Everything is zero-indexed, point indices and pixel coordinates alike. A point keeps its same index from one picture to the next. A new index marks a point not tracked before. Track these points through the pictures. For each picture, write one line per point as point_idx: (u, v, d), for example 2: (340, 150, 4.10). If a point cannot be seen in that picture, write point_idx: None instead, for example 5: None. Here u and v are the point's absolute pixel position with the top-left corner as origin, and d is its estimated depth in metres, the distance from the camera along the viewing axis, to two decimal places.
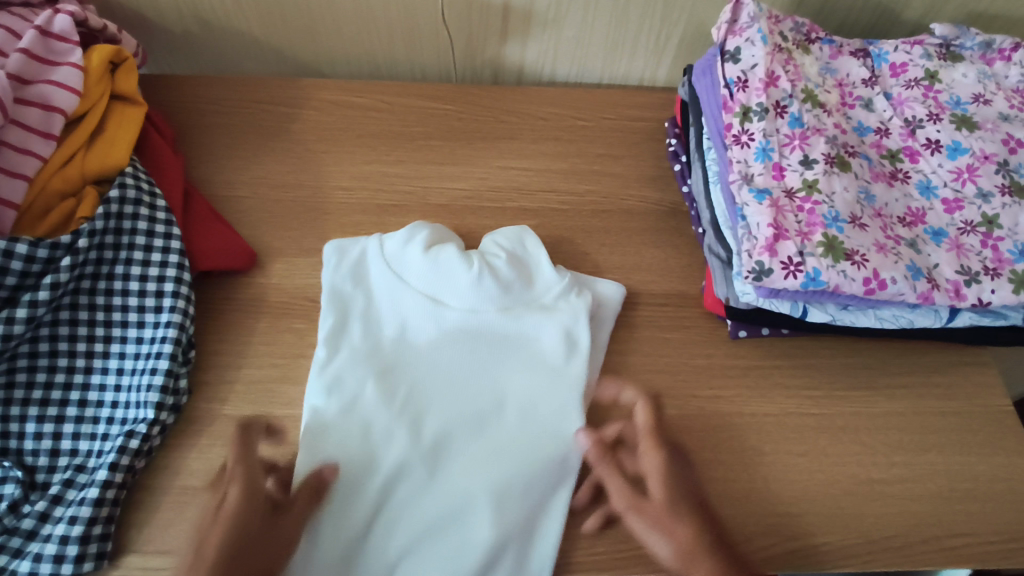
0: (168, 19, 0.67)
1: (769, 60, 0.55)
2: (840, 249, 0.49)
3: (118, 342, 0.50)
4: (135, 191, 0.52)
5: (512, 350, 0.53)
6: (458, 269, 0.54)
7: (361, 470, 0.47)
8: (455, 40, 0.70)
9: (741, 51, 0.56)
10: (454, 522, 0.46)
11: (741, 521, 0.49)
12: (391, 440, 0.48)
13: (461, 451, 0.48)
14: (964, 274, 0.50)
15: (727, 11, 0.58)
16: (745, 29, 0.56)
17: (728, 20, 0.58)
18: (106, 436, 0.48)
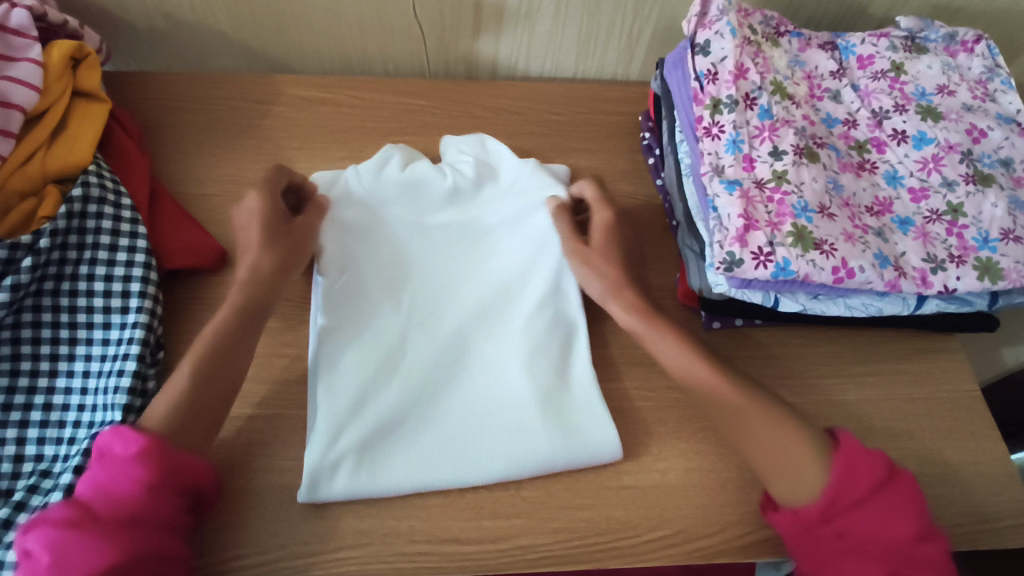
0: (132, 15, 0.66)
1: (737, 53, 0.55)
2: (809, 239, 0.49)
3: (83, 344, 0.49)
4: (99, 190, 0.51)
5: (495, 308, 0.56)
6: (435, 185, 0.59)
7: (364, 414, 0.50)
8: (428, 36, 0.70)
9: (710, 43, 0.56)
10: (487, 402, 0.52)
11: (719, 509, 0.50)
12: (389, 385, 0.51)
13: (459, 409, 0.51)
14: (929, 261, 0.51)
15: (698, 3, 0.58)
16: (714, 20, 0.57)
17: (698, 13, 0.57)
18: (73, 440, 0.47)
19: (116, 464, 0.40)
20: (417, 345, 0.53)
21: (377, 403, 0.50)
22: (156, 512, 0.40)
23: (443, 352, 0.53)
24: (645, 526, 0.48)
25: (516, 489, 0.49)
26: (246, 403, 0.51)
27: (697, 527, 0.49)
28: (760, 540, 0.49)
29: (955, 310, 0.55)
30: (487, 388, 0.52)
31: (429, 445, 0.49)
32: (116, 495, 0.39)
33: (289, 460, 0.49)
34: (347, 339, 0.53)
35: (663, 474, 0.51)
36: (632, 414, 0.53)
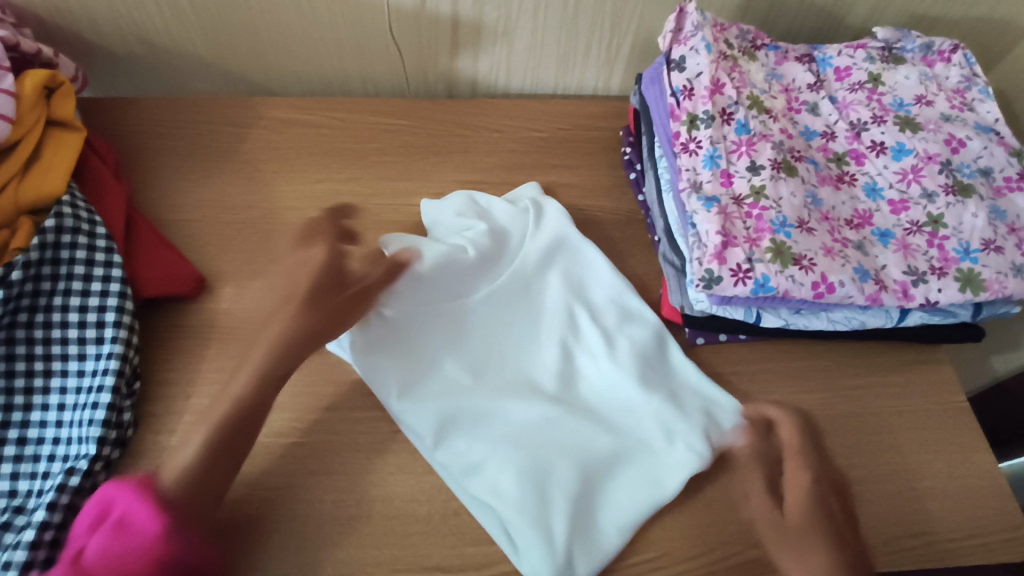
0: (109, 41, 0.66)
1: (713, 68, 0.55)
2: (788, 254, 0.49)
3: (58, 377, 0.48)
4: (73, 220, 0.51)
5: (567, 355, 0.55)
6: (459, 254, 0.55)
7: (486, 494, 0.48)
8: (406, 55, 0.70)
9: (686, 59, 0.56)
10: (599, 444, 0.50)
11: (705, 530, 0.49)
12: (494, 458, 0.49)
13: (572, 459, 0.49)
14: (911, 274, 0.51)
15: (672, 19, 0.58)
16: (689, 36, 0.57)
17: (673, 29, 0.58)
18: (47, 475, 0.46)
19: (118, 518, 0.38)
20: (505, 408, 0.51)
21: (493, 477, 0.48)
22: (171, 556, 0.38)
23: (519, 411, 0.51)
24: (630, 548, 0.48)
25: None
26: None
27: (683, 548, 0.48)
28: (748, 560, 0.48)
29: (939, 321, 0.54)
30: (581, 437, 0.50)
31: (616, 497, 0.49)
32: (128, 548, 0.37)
33: (269, 489, 0.48)
34: (434, 423, 0.50)
35: None
36: None
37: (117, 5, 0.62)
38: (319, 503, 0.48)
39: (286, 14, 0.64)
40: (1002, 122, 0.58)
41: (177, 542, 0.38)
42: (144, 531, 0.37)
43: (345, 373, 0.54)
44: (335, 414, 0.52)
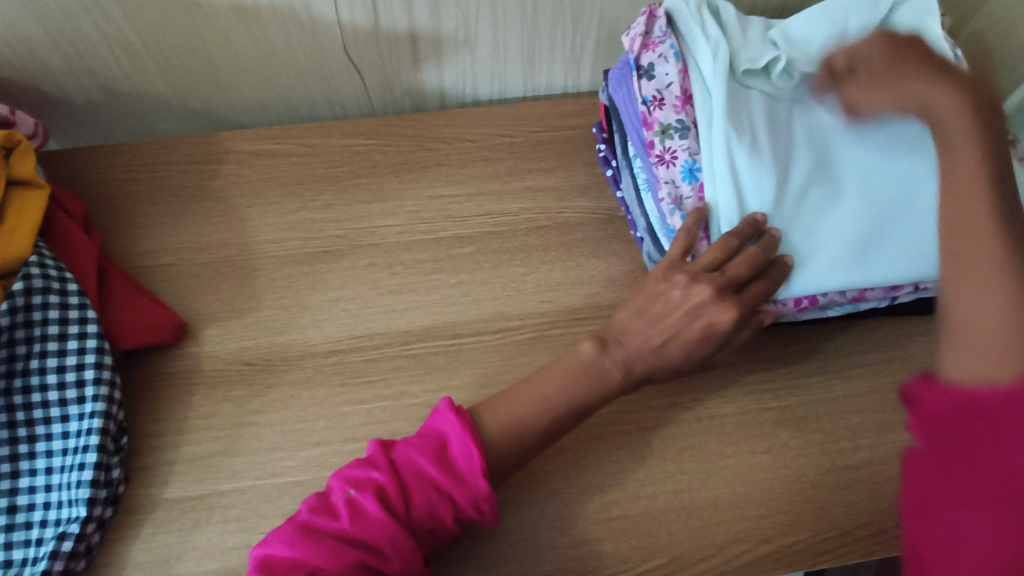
0: (68, 91, 0.65)
1: (683, 76, 0.54)
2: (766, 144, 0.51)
3: (43, 441, 0.48)
4: (42, 279, 0.49)
5: None
6: None
7: None
8: (367, 75, 0.69)
9: (654, 66, 0.55)
10: None
11: (713, 530, 0.48)
12: None
13: None
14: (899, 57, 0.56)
15: (640, 23, 0.57)
16: (656, 42, 0.56)
17: (642, 32, 0.56)
18: (41, 540, 0.45)
19: (321, 532, 0.39)
20: None
21: None
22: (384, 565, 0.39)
23: None
24: (639, 556, 0.47)
25: (502, 535, 0.48)
26: (216, 477, 0.49)
27: (692, 551, 0.47)
28: (761, 556, 0.47)
29: (936, 294, 0.54)
30: None
31: None
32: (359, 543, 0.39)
33: (264, 533, 0.47)
34: None
35: (653, 496, 0.49)
36: (616, 440, 0.52)
37: (70, 54, 0.61)
38: None
39: (241, 43, 0.63)
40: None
41: (391, 551, 0.39)
42: (364, 526, 0.39)
43: (334, 407, 0.52)
44: (328, 448, 0.51)
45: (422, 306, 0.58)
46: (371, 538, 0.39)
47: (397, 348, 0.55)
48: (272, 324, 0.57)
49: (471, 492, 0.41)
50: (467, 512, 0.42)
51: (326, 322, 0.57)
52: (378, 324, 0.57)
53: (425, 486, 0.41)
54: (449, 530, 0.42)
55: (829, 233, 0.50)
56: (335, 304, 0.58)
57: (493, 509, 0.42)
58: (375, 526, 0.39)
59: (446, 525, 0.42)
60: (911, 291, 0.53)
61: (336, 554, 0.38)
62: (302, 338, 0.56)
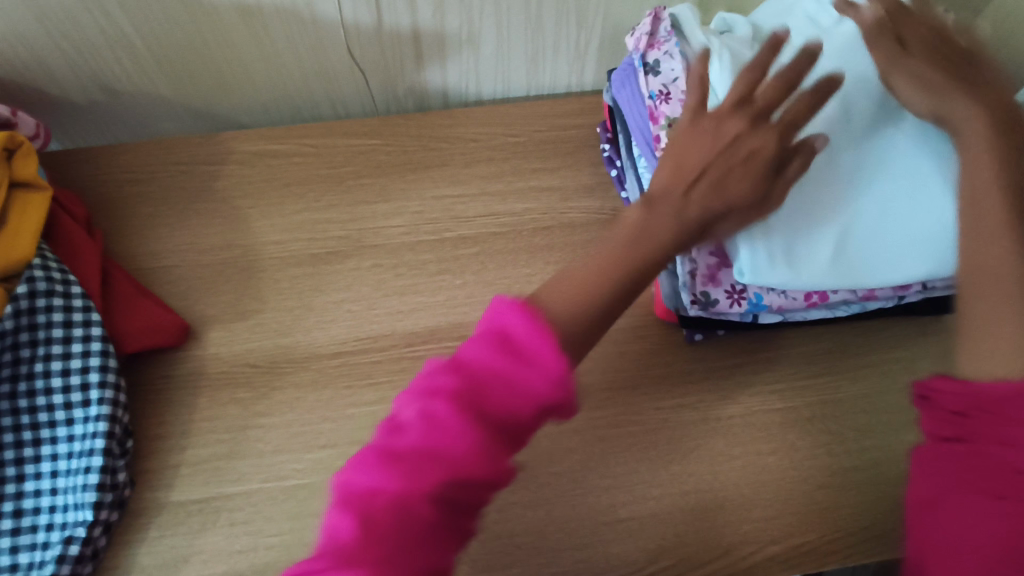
0: (69, 90, 0.65)
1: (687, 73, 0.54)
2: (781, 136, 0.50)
3: (48, 444, 0.47)
4: (45, 282, 0.49)
5: None
6: None
7: None
8: (370, 74, 0.68)
9: (660, 63, 0.55)
10: None
11: (720, 532, 0.48)
12: None
13: None
14: None
15: (646, 24, 0.56)
16: (661, 41, 0.56)
17: (647, 31, 0.56)
18: (46, 545, 0.45)
19: (399, 455, 0.33)
20: None
21: None
22: (468, 459, 0.33)
23: None
24: (646, 558, 0.47)
25: (508, 537, 0.48)
26: (222, 480, 0.49)
27: (699, 553, 0.47)
28: (768, 558, 0.47)
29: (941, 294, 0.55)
30: None
31: None
32: (446, 451, 0.33)
33: (271, 536, 0.47)
34: None
35: (660, 497, 0.49)
36: (622, 441, 0.52)
37: (71, 54, 0.61)
38: None
39: (243, 41, 0.63)
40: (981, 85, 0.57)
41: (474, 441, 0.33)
42: (440, 431, 0.33)
43: (340, 409, 0.52)
44: (334, 451, 0.50)
45: (428, 307, 0.57)
46: (448, 444, 0.33)
47: (402, 349, 0.55)
48: (276, 326, 0.56)
49: (547, 370, 0.35)
50: (549, 391, 0.35)
51: (331, 323, 0.56)
52: (384, 326, 0.56)
53: (483, 420, 0.34)
54: (530, 426, 0.36)
55: (840, 231, 0.49)
56: (339, 306, 0.57)
57: (573, 387, 0.36)
58: (447, 428, 0.33)
59: (525, 431, 0.36)
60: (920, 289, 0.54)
61: (415, 476, 0.33)
62: (307, 340, 0.56)
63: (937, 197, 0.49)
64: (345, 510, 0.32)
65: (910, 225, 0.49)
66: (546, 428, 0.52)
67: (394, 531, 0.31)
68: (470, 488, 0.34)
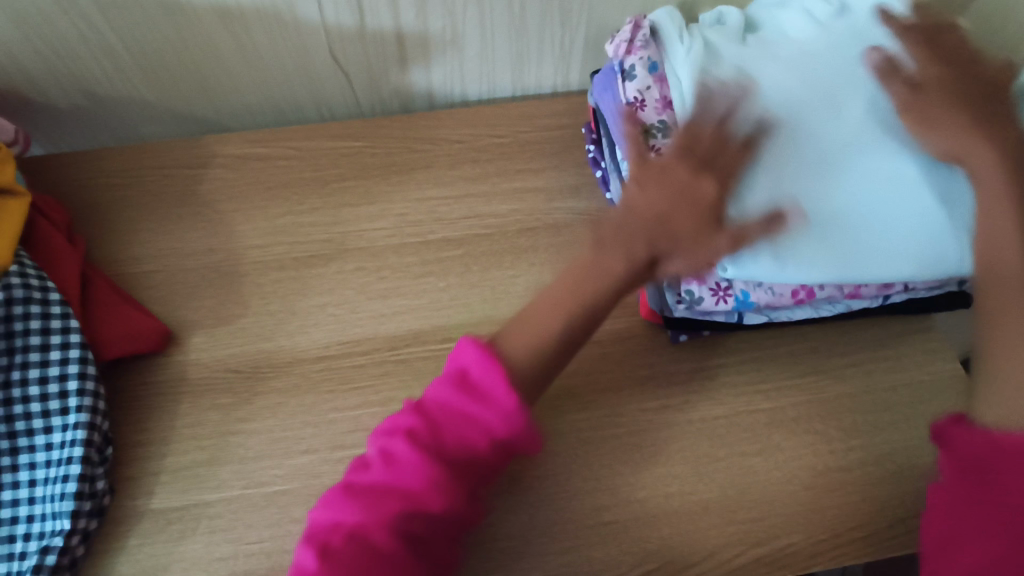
0: (49, 95, 0.64)
1: (663, 85, 0.55)
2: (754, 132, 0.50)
3: (26, 453, 0.47)
4: (23, 289, 0.48)
5: None
6: None
7: None
8: (354, 76, 0.68)
9: (636, 69, 0.56)
10: None
11: (705, 534, 0.48)
12: None
13: None
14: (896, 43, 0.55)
15: (626, 30, 0.57)
16: (639, 46, 0.56)
17: (626, 38, 0.56)
18: (24, 554, 0.45)
19: (360, 492, 0.40)
20: None
21: None
22: (423, 495, 0.40)
23: None
24: (630, 561, 0.47)
25: (492, 542, 0.47)
26: (203, 487, 0.49)
27: (684, 556, 0.47)
28: (753, 559, 0.47)
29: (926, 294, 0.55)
30: None
31: None
32: (401, 486, 0.40)
33: (252, 543, 0.47)
34: None
35: (645, 500, 0.49)
36: (607, 443, 0.51)
37: (50, 58, 0.60)
38: None
39: (224, 44, 0.62)
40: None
41: (429, 480, 0.40)
42: (399, 467, 0.41)
43: (322, 414, 0.52)
44: (316, 456, 0.50)
45: (411, 310, 0.57)
46: (403, 481, 0.40)
47: (386, 353, 0.55)
48: (259, 330, 0.56)
49: (495, 415, 0.41)
50: (498, 433, 0.41)
51: (314, 327, 0.56)
52: (367, 329, 0.56)
53: (438, 458, 0.41)
54: (490, 456, 0.42)
55: (823, 225, 0.49)
56: (322, 310, 0.57)
57: (527, 422, 0.41)
58: (406, 466, 0.40)
59: (482, 458, 0.42)
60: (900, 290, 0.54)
61: (372, 508, 0.39)
62: (290, 344, 0.55)
63: (913, 196, 0.50)
64: (320, 536, 0.40)
65: (888, 222, 0.50)
66: None
67: (354, 556, 0.38)
68: (427, 520, 0.40)
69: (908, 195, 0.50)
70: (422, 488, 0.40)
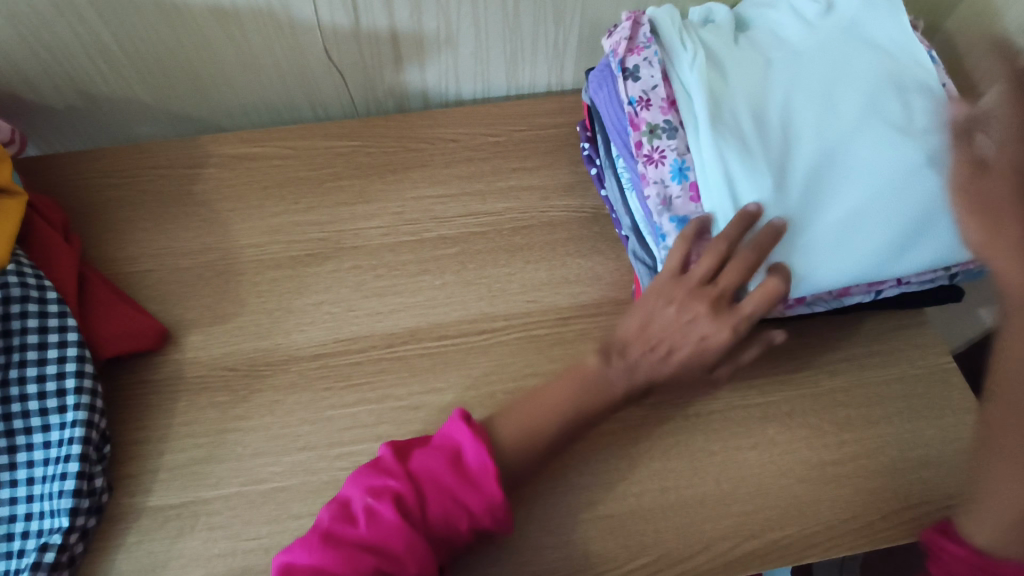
0: (46, 95, 0.64)
1: (667, 82, 0.55)
2: (751, 135, 0.51)
3: (24, 451, 0.47)
4: (20, 288, 0.49)
5: None
6: None
7: None
8: (349, 76, 0.68)
9: (640, 68, 0.55)
10: None
11: (700, 527, 0.48)
12: None
13: None
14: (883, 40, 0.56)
15: (625, 28, 0.57)
16: (641, 46, 0.56)
17: (627, 37, 0.56)
18: (22, 552, 0.45)
19: (345, 545, 0.41)
20: None
21: None
22: (407, 559, 0.41)
23: None
24: (626, 555, 0.47)
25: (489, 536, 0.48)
26: (202, 485, 0.49)
27: (679, 549, 0.47)
28: (748, 552, 0.47)
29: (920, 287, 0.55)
30: None
31: None
32: (386, 546, 0.41)
33: (250, 540, 0.47)
34: None
35: (641, 494, 0.49)
36: (603, 438, 0.52)
37: (45, 59, 0.61)
38: None
39: (219, 44, 0.62)
40: (949, 86, 0.56)
41: (415, 544, 0.41)
42: (387, 524, 0.41)
43: (320, 411, 0.52)
44: (313, 452, 0.50)
45: (408, 307, 0.57)
46: (390, 540, 0.41)
47: (382, 351, 0.55)
48: (256, 329, 0.56)
49: (486, 498, 0.43)
50: (482, 518, 0.44)
51: (311, 325, 0.56)
52: (364, 327, 0.56)
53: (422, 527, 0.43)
54: (463, 538, 0.44)
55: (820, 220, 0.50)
56: (319, 308, 0.57)
57: (508, 513, 0.44)
58: (393, 527, 0.41)
59: (459, 537, 0.44)
60: (893, 286, 0.53)
61: (356, 561, 0.40)
62: (287, 342, 0.56)
63: (911, 186, 0.50)
64: None
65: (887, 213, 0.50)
66: None
67: None
68: None
69: (906, 186, 0.50)
70: (406, 551, 0.41)
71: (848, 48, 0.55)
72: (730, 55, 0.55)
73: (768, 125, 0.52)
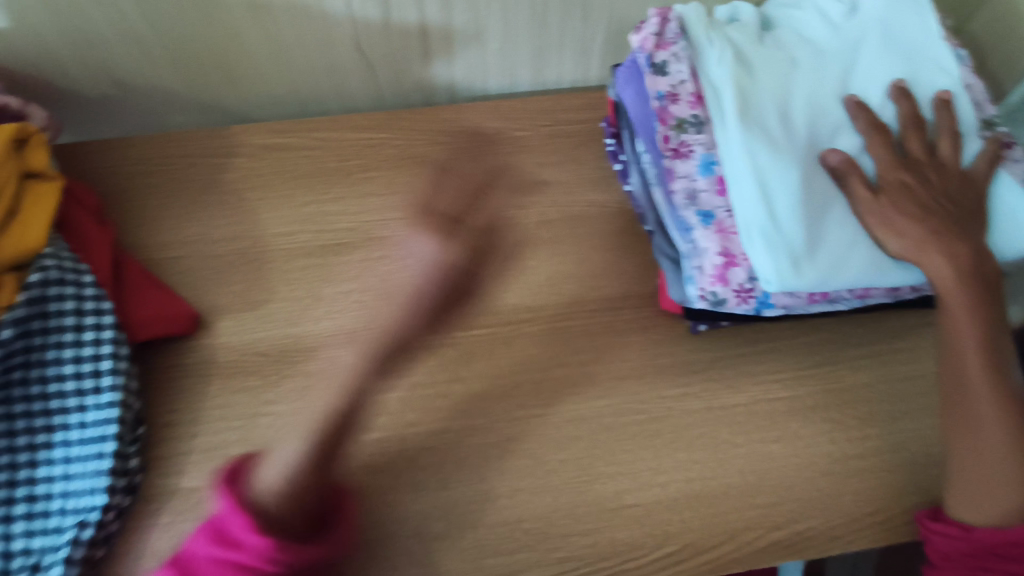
0: (79, 83, 0.65)
1: (696, 77, 0.55)
2: (780, 137, 0.52)
3: (60, 431, 0.47)
4: (59, 270, 0.50)
5: None
6: None
7: None
8: (378, 69, 0.69)
9: (668, 64, 0.55)
10: None
11: (725, 517, 0.49)
12: None
13: None
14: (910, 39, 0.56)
15: (654, 23, 0.57)
16: (670, 42, 0.56)
17: (655, 32, 0.56)
18: (60, 529, 0.45)
19: None
20: None
21: None
22: None
23: None
24: (652, 543, 0.48)
25: (517, 522, 0.48)
26: (234, 467, 0.50)
27: (704, 538, 0.48)
28: (772, 542, 0.48)
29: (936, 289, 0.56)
30: None
31: None
32: None
33: None
34: None
35: (667, 484, 0.50)
36: (628, 429, 0.52)
37: (82, 48, 0.62)
38: (336, 530, 0.47)
39: (251, 35, 0.63)
40: (974, 87, 0.57)
41: None
42: None
43: None
44: (344, 437, 0.51)
45: None
46: None
47: None
48: (286, 315, 0.57)
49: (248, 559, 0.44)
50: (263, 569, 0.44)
51: (341, 313, 0.57)
52: None
53: None
54: None
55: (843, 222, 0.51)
56: (348, 296, 0.58)
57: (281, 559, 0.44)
58: None
59: None
60: (910, 291, 0.54)
61: None
62: (316, 329, 0.56)
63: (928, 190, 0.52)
64: None
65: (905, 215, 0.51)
66: (552, 416, 0.53)
67: None
68: None
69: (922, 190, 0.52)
70: None
71: (874, 49, 0.56)
72: (759, 52, 0.55)
73: (795, 124, 0.52)
